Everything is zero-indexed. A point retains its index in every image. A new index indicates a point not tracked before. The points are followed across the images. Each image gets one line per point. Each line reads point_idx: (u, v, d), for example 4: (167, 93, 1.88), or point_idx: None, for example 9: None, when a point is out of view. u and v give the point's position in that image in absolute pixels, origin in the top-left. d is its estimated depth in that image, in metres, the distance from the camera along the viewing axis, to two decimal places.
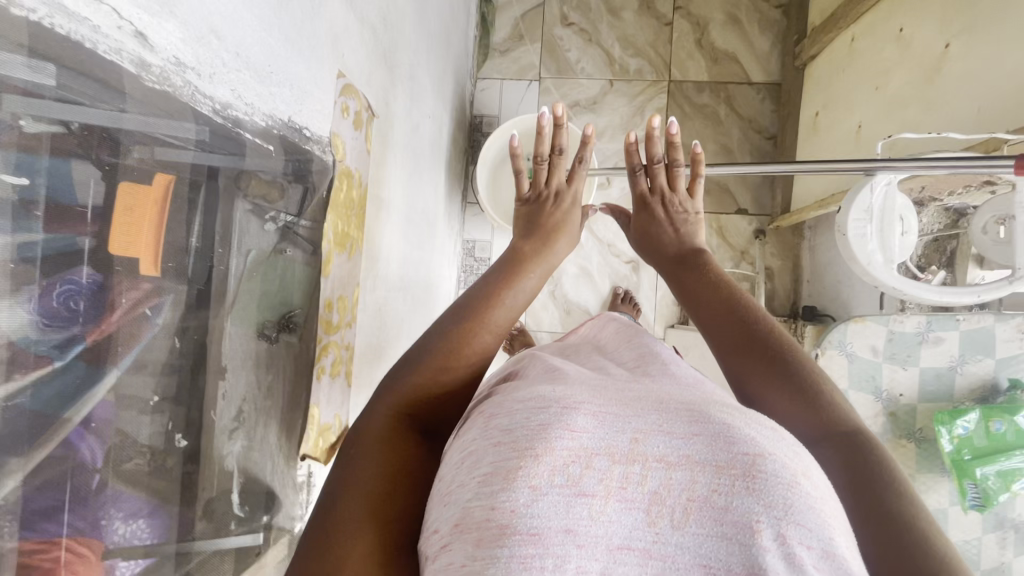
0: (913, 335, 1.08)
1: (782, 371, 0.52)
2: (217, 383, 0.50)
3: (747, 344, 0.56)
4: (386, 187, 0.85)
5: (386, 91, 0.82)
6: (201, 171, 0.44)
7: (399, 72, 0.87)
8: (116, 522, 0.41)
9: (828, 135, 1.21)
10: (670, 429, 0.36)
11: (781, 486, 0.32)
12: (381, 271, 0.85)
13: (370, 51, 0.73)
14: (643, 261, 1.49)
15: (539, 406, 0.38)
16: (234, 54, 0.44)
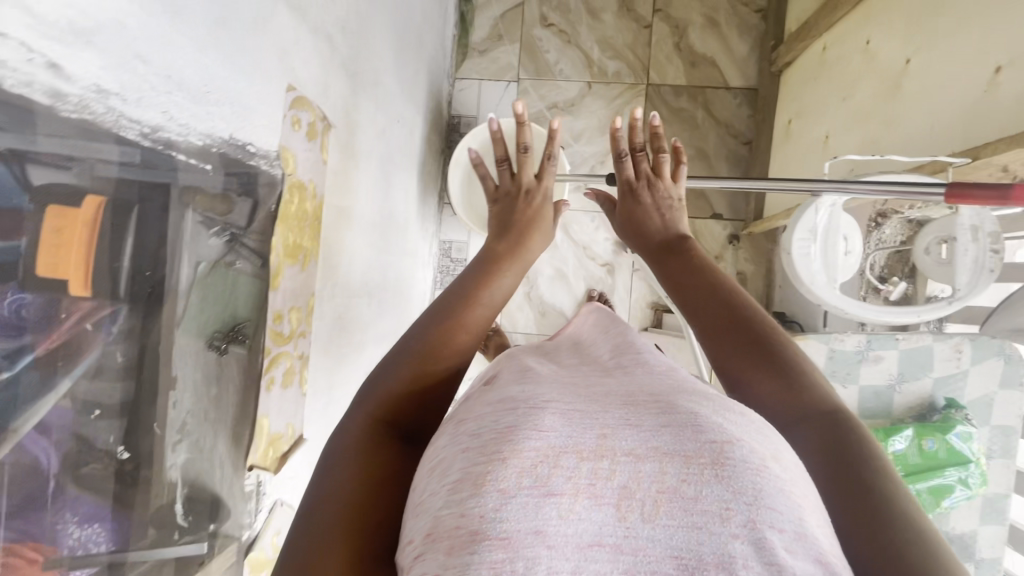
0: (853, 354, 1.18)
1: (767, 358, 0.54)
2: (165, 395, 0.51)
3: (732, 332, 0.57)
4: (349, 193, 0.86)
5: (348, 99, 0.82)
6: (132, 195, 0.44)
7: (364, 78, 0.87)
8: (71, 526, 0.43)
9: (798, 143, 1.22)
10: (638, 425, 0.39)
11: (750, 471, 0.35)
12: (342, 278, 0.86)
13: (327, 60, 0.73)
14: (618, 264, 1.51)
15: (506, 409, 0.41)
16: (164, 77, 0.45)
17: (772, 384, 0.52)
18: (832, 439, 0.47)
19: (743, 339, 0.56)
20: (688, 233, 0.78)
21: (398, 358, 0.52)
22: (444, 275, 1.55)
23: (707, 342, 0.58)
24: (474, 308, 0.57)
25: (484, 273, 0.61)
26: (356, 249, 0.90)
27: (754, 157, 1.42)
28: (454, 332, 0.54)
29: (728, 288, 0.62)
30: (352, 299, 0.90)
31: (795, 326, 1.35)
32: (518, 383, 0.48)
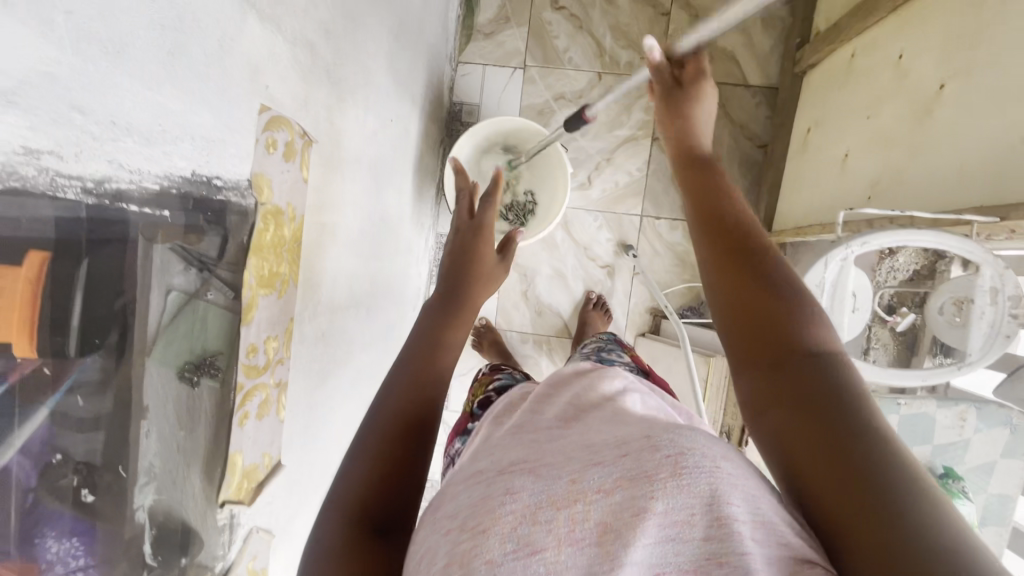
0: None
1: (767, 308, 0.53)
2: (138, 423, 0.49)
3: (738, 282, 0.56)
4: (335, 206, 0.81)
5: (334, 108, 0.76)
6: (78, 246, 0.41)
7: (353, 80, 0.81)
8: (49, 540, 0.42)
9: (815, 156, 1.15)
10: (600, 459, 0.38)
11: (705, 473, 0.36)
12: (326, 296, 0.82)
13: (309, 69, 0.68)
14: (619, 266, 1.47)
15: (475, 482, 0.40)
16: (108, 123, 0.40)
17: (761, 334, 0.52)
18: (804, 391, 0.46)
19: (747, 289, 0.55)
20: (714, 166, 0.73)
21: (376, 427, 0.59)
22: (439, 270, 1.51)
23: (713, 292, 0.58)
24: (432, 378, 0.65)
25: (444, 329, 0.72)
26: (342, 263, 0.86)
27: (768, 162, 1.35)
28: (419, 396, 0.62)
29: (751, 240, 0.60)
30: (337, 315, 0.87)
31: None
32: (501, 444, 0.46)
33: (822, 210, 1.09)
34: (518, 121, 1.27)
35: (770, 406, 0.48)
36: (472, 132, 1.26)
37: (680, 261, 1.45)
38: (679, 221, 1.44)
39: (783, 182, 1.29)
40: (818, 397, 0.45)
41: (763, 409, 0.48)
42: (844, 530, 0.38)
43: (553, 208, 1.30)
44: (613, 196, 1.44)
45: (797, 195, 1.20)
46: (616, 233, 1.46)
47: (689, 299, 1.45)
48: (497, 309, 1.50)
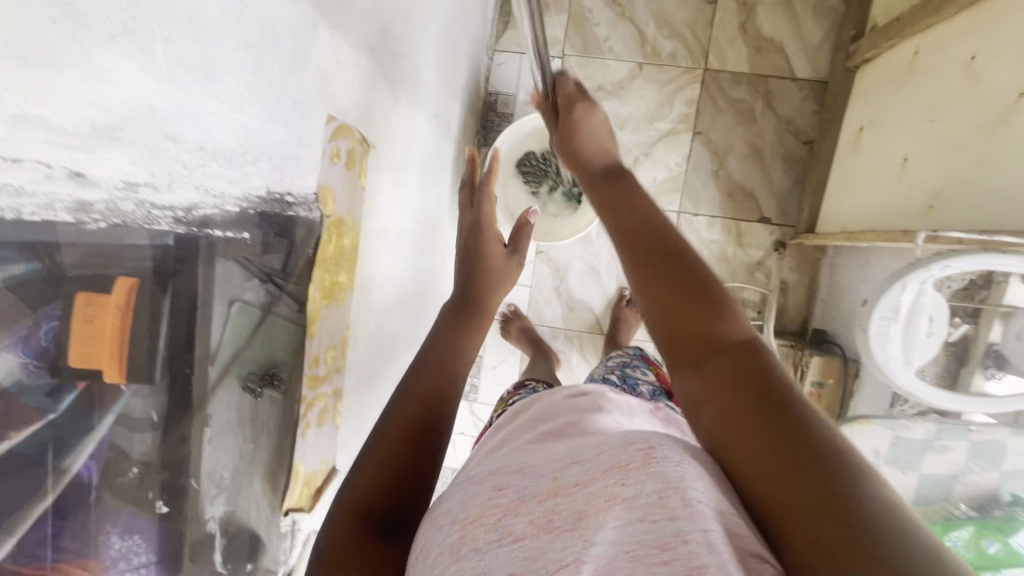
0: (920, 443, 1.08)
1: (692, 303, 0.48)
2: (200, 431, 0.48)
3: (658, 282, 0.51)
4: (387, 211, 0.80)
5: (389, 111, 0.75)
6: (166, 271, 0.40)
7: (406, 80, 0.80)
8: (113, 537, 0.40)
9: (869, 158, 1.11)
10: (580, 457, 0.39)
11: (671, 463, 0.35)
12: (376, 301, 0.82)
13: (370, 74, 0.66)
14: None
15: (475, 485, 0.41)
16: (199, 150, 0.39)
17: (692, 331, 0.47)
18: (737, 383, 0.41)
19: (670, 285, 0.50)
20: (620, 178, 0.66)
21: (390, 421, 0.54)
22: None
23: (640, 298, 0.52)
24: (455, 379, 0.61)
25: (464, 331, 0.69)
26: (390, 265, 0.86)
27: (813, 160, 1.31)
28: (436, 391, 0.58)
29: (664, 237, 0.55)
30: (385, 317, 0.87)
31: (835, 346, 1.27)
32: (503, 455, 0.48)
33: (873, 215, 1.06)
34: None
35: (705, 406, 0.43)
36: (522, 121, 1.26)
37: (717, 259, 1.43)
38: (717, 218, 1.41)
39: (829, 182, 1.25)
40: (754, 382, 0.41)
41: (696, 407, 0.43)
42: (782, 519, 0.33)
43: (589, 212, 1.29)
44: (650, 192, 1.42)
45: (845, 197, 1.17)
46: None
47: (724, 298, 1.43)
48: (530, 304, 1.50)
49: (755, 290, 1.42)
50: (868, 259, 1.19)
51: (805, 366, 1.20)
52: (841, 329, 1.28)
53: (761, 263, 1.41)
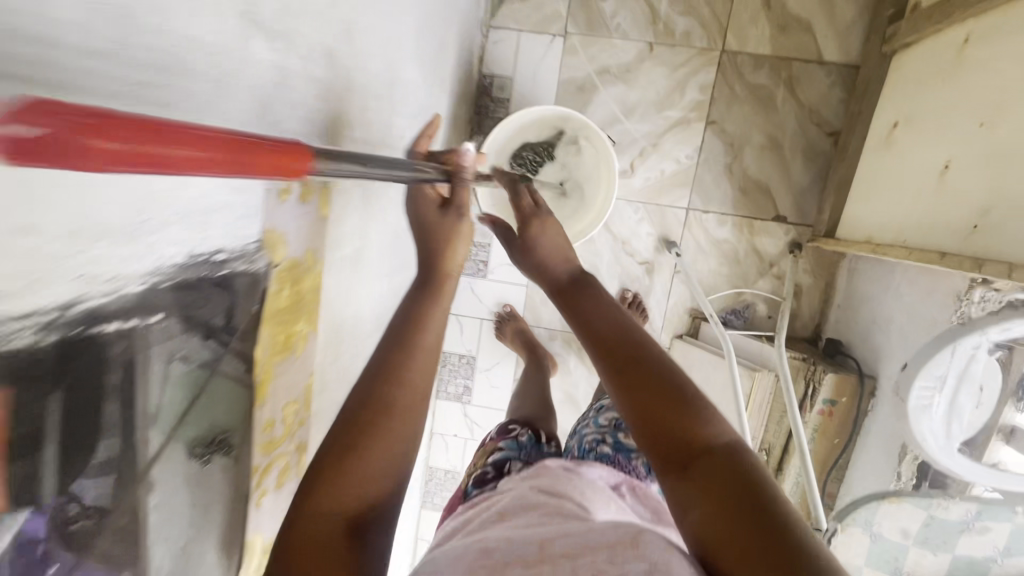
0: (956, 524, 0.98)
1: (661, 391, 0.43)
2: (121, 543, 0.39)
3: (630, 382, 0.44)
4: (357, 234, 0.71)
5: (359, 123, 0.65)
6: (48, 385, 0.30)
7: (380, 81, 0.69)
8: None
9: (902, 158, 1.00)
10: (571, 533, 0.40)
11: (658, 547, 0.37)
12: (347, 333, 0.73)
13: (330, 84, 0.56)
14: (659, 263, 1.35)
15: (466, 548, 0.41)
16: (68, 233, 0.29)
17: (668, 427, 0.41)
18: (723, 493, 0.38)
19: (637, 374, 0.44)
20: (581, 288, 0.52)
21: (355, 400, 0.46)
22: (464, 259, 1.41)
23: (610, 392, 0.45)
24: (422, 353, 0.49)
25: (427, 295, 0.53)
26: (365, 289, 0.77)
27: (837, 155, 1.19)
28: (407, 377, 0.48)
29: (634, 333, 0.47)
30: (361, 346, 0.79)
31: (850, 359, 1.19)
32: (488, 526, 0.46)
33: (902, 226, 0.95)
34: (585, 121, 1.14)
35: (688, 512, 0.39)
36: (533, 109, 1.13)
37: (728, 260, 1.33)
38: (729, 216, 1.30)
39: (854, 182, 1.14)
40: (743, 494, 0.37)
41: (681, 513, 0.39)
42: None
43: (587, 217, 1.21)
44: (657, 186, 1.31)
45: (873, 201, 1.06)
46: (658, 227, 1.33)
47: (732, 301, 1.34)
48: (526, 304, 1.41)
49: (767, 293, 1.33)
50: (895, 269, 1.10)
51: (818, 382, 1.13)
52: (858, 340, 1.20)
53: (774, 265, 1.31)
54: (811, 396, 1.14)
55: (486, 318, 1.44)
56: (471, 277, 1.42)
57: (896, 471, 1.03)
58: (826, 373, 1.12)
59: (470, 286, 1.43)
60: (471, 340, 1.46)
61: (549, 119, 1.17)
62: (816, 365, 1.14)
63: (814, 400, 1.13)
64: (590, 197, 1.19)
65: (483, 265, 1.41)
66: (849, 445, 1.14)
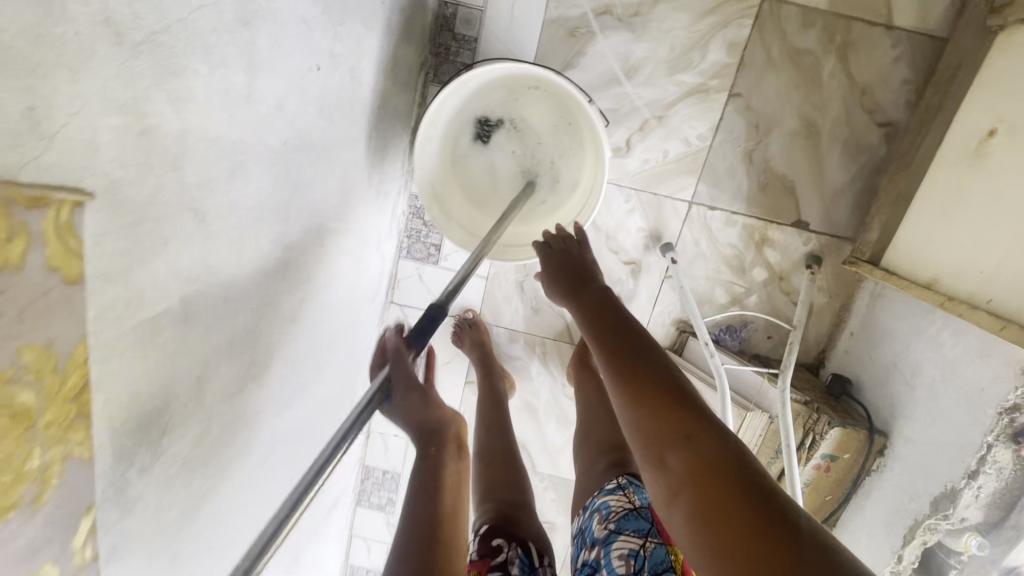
0: None
1: (650, 390, 0.52)
2: None
3: (630, 382, 0.54)
4: (182, 273, 0.44)
5: (175, 98, 0.38)
6: None
7: (228, 20, 0.41)
8: None
9: (1003, 182, 0.77)
10: None
11: None
12: (179, 414, 0.49)
13: (66, 27, 0.29)
14: (647, 265, 1.11)
15: None
16: None
17: (657, 420, 0.50)
18: (702, 468, 0.44)
19: (631, 373, 0.55)
20: (603, 295, 0.70)
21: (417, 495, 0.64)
22: (412, 240, 1.15)
23: (615, 396, 0.55)
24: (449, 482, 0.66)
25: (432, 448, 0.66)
26: (220, 341, 0.52)
27: (898, 162, 0.95)
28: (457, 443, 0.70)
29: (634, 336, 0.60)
30: (217, 412, 0.55)
31: (857, 404, 1.00)
32: None
33: (990, 278, 0.75)
34: (560, 87, 0.87)
35: (675, 501, 0.45)
36: (495, 66, 0.83)
37: (730, 268, 1.10)
38: (741, 215, 1.06)
39: (916, 198, 0.91)
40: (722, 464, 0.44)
41: (670, 504, 0.46)
42: None
43: (565, 206, 0.97)
44: (656, 170, 1.05)
45: (945, 231, 0.84)
46: (652, 221, 1.08)
47: (728, 317, 1.13)
48: (485, 298, 1.19)
49: (770, 311, 1.11)
50: (935, 310, 0.89)
51: (820, 435, 0.94)
52: (870, 382, 1.01)
53: (784, 279, 1.09)
54: (809, 447, 0.95)
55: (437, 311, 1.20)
56: (419, 263, 1.16)
57: (895, 554, 0.88)
58: (832, 427, 0.93)
59: (418, 273, 1.18)
60: None
61: (516, 76, 0.89)
62: (820, 415, 0.95)
63: (812, 453, 0.95)
64: (572, 177, 0.96)
65: (434, 249, 1.15)
66: (844, 504, 0.98)
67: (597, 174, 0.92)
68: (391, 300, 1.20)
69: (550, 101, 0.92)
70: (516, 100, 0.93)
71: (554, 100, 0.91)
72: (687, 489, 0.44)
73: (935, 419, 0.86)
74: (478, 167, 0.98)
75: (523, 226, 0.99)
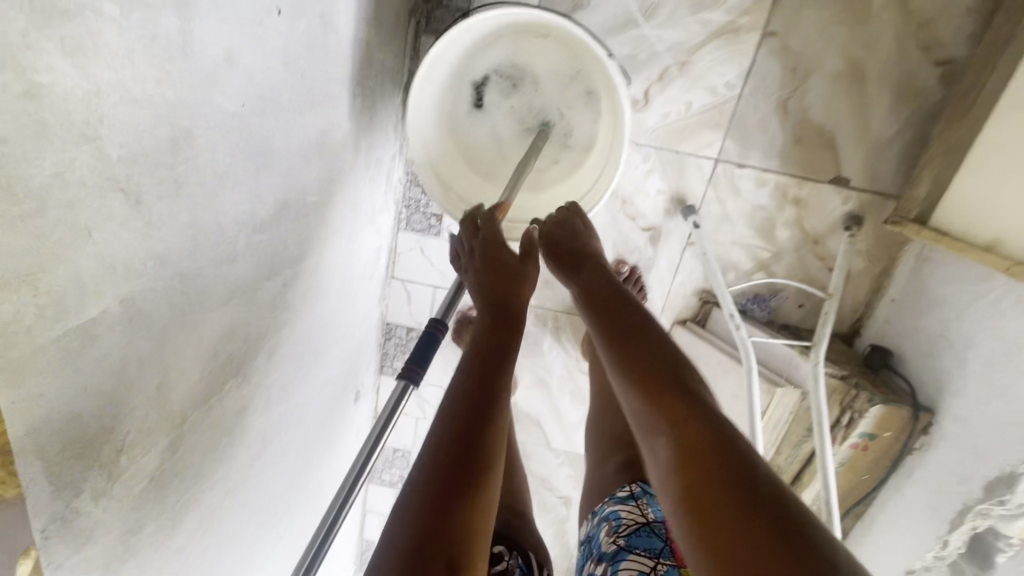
0: None
1: (645, 375, 0.52)
2: None
3: (628, 367, 0.54)
4: (115, 268, 0.36)
5: (70, 49, 0.29)
6: None
7: None
8: None
9: None
10: None
11: None
12: (138, 429, 0.42)
13: None
14: (667, 231, 1.02)
15: None
16: None
17: (648, 404, 0.50)
18: (686, 450, 0.45)
19: (628, 359, 0.55)
20: (605, 275, 0.69)
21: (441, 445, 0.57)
22: (411, 211, 1.06)
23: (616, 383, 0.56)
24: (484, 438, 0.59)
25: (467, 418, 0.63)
26: (183, 342, 0.45)
27: (958, 105, 0.84)
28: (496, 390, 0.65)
29: (633, 320, 0.59)
30: (190, 418, 0.49)
31: (899, 378, 0.93)
32: None
33: None
34: (575, 35, 0.76)
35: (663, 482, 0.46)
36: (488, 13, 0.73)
37: (759, 233, 1.00)
38: (773, 173, 0.95)
39: (972, 148, 0.80)
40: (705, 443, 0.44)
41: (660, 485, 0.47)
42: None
43: (580, 170, 0.88)
44: (678, 126, 0.94)
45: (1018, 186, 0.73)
46: (672, 183, 0.98)
47: (755, 286, 1.04)
48: None
49: (802, 278, 1.02)
50: (996, 276, 0.79)
51: (859, 412, 0.87)
52: (914, 354, 0.92)
53: (819, 243, 1.00)
54: (845, 426, 0.89)
55: (442, 286, 1.13)
56: (419, 235, 1.08)
57: (939, 539, 0.83)
58: (872, 404, 0.86)
59: (420, 246, 1.10)
60: (421, 311, 1.16)
61: (524, 23, 0.78)
62: (858, 392, 0.88)
63: (848, 431, 0.88)
64: (585, 139, 0.86)
65: (435, 219, 1.07)
66: (881, 485, 0.91)
67: (611, 137, 0.83)
68: (393, 276, 1.13)
69: (564, 50, 0.80)
70: (519, 51, 0.82)
71: (569, 50, 0.80)
72: (672, 470, 0.45)
73: (990, 397, 0.77)
74: (476, 131, 0.88)
75: (529, 194, 0.90)
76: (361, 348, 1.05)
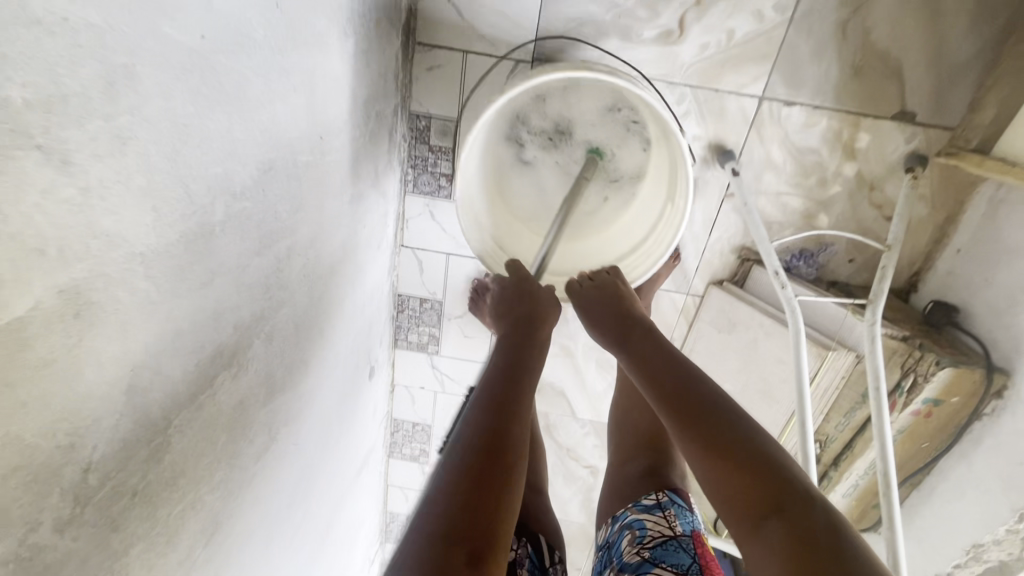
0: None
1: (720, 447, 0.48)
2: None
3: (693, 436, 0.49)
4: (41, 249, 0.27)
5: None
6: None
7: None
8: None
9: None
10: None
11: None
12: (108, 442, 0.35)
13: None
14: (703, 182, 0.91)
15: None
16: None
17: (733, 484, 0.46)
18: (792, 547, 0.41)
19: (694, 425, 0.50)
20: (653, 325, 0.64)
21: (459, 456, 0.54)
22: (417, 171, 0.96)
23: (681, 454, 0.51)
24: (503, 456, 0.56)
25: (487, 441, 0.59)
26: (155, 335, 0.38)
27: None
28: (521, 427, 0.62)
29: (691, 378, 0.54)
30: (176, 422, 0.42)
31: (968, 337, 0.84)
32: None
33: None
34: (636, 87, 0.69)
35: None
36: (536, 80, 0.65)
37: (808, 180, 0.89)
38: (827, 111, 0.83)
39: None
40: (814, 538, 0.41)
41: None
42: None
43: (642, 203, 0.87)
44: (717, 59, 0.82)
45: None
46: (710, 127, 0.87)
47: (801, 240, 0.94)
48: None
49: (855, 229, 0.92)
50: None
51: (923, 376, 0.79)
52: (983, 310, 0.83)
53: (875, 189, 0.89)
54: (907, 391, 0.81)
55: (456, 253, 1.04)
56: (428, 198, 0.99)
57: (1015, 512, 0.75)
58: (941, 366, 0.77)
59: (430, 210, 1.00)
60: (435, 280, 1.08)
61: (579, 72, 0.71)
62: (925, 353, 0.78)
63: (910, 398, 0.80)
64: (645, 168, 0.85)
65: (445, 180, 0.97)
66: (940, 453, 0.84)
67: (665, 170, 0.82)
68: (402, 244, 1.04)
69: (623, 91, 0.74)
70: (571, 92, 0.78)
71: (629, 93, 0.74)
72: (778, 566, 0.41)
73: None
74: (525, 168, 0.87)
75: (581, 233, 0.90)
76: (372, 322, 0.98)
